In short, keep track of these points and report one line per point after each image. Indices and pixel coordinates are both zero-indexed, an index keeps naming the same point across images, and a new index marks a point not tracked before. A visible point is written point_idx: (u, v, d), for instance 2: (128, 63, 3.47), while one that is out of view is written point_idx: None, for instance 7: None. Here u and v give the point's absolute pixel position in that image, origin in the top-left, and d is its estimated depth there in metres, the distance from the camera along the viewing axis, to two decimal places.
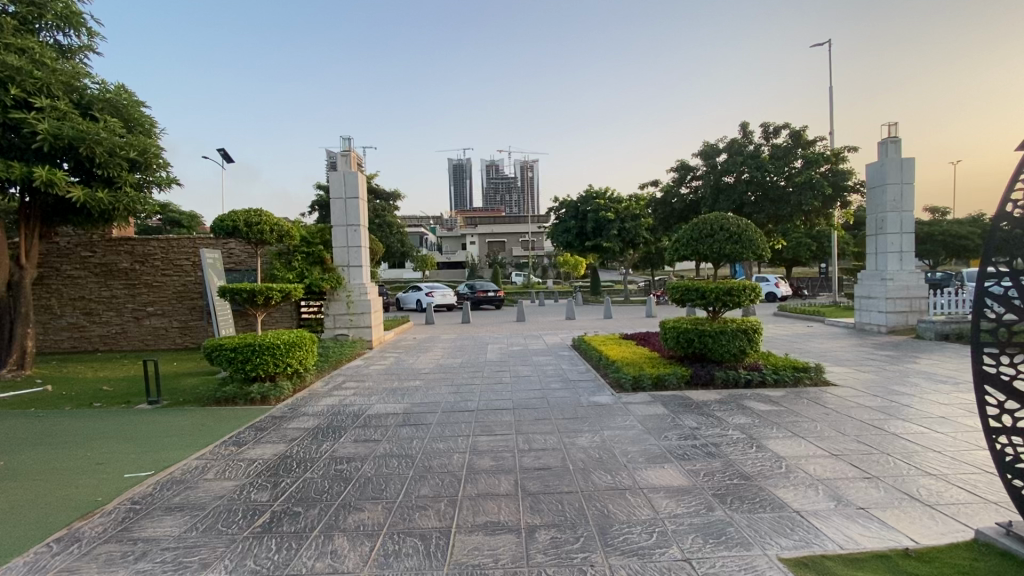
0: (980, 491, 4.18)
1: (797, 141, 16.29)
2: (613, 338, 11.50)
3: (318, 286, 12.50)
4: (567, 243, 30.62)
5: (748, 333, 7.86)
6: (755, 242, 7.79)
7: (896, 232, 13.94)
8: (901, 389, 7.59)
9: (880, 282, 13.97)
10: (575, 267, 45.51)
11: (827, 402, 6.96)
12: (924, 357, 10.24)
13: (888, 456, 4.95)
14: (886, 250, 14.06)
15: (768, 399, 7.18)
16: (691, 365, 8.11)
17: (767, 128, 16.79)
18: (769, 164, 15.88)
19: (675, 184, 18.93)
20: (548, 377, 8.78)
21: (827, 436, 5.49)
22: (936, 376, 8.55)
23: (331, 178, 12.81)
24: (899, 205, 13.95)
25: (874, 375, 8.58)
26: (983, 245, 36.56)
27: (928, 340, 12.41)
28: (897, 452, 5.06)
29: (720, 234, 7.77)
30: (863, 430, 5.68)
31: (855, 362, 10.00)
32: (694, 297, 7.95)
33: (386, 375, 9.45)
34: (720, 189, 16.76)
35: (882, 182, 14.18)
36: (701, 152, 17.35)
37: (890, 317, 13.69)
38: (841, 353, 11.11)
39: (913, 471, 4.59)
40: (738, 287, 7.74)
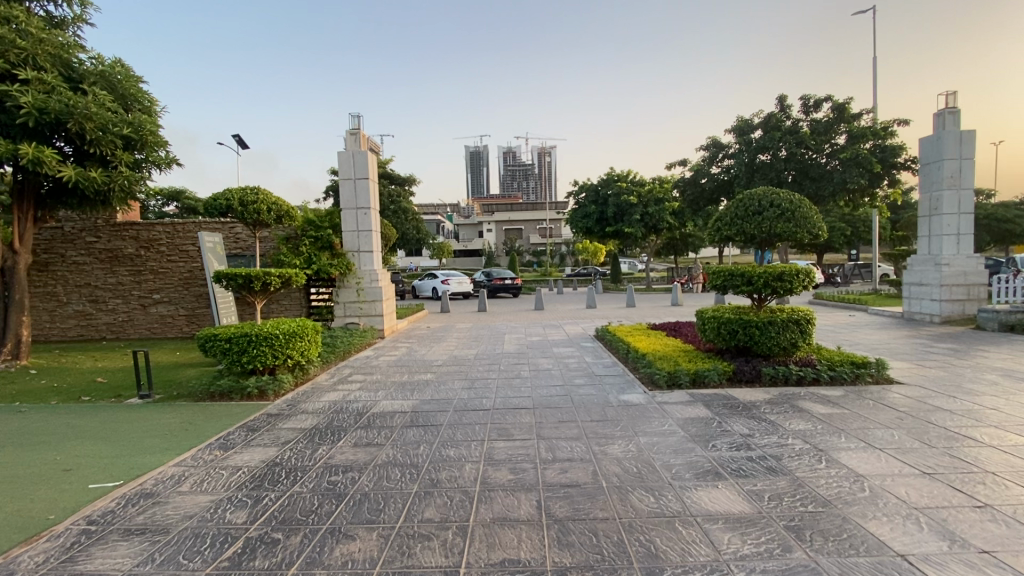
0: None
1: (841, 115, 15.00)
2: (640, 328, 10.61)
3: (326, 272, 11.86)
4: (587, 229, 29.62)
5: (800, 324, 6.93)
6: (811, 221, 6.83)
7: (954, 212, 12.68)
8: (980, 388, 6.59)
9: (934, 268, 12.77)
10: (595, 255, 44.48)
11: (897, 404, 6.01)
12: (994, 351, 9.13)
13: (996, 475, 4.03)
14: (942, 233, 12.83)
15: (825, 400, 6.27)
16: (733, 359, 7.23)
17: (807, 101, 15.51)
18: (810, 139, 14.75)
19: (705, 163, 17.85)
20: (571, 372, 8.00)
21: (910, 448, 4.58)
22: (1016, 372, 7.50)
23: (341, 158, 12.12)
24: (957, 182, 12.67)
25: (943, 372, 7.56)
26: None
27: (990, 331, 11.23)
28: (1006, 471, 4.14)
29: (770, 211, 6.80)
30: (951, 441, 4.75)
31: (915, 356, 8.95)
32: (738, 283, 7.01)
33: (395, 368, 8.77)
34: (754, 168, 15.64)
35: (939, 158, 12.87)
36: (734, 129, 16.18)
37: (945, 306, 12.51)
38: (895, 345, 10.04)
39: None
40: (790, 271, 6.78)
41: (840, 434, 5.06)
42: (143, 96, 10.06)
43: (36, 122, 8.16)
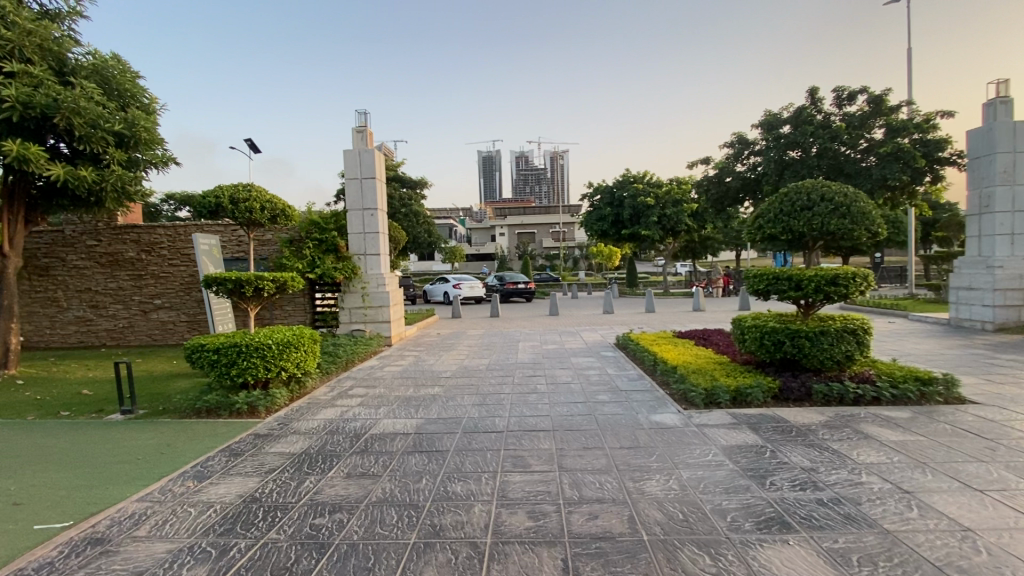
0: None
1: (878, 107, 14.15)
2: (666, 336, 9.80)
3: (330, 276, 11.24)
4: (602, 231, 28.79)
5: (856, 333, 6.09)
6: (869, 217, 6.05)
7: (1007, 210, 11.67)
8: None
9: (986, 271, 11.74)
10: (609, 258, 43.57)
11: (978, 430, 5.15)
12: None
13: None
14: (994, 232, 11.81)
15: (890, 423, 5.43)
16: (778, 374, 6.40)
17: (841, 93, 14.60)
18: (845, 134, 13.95)
19: (730, 160, 17.00)
20: (593, 386, 7.23)
21: (1017, 493, 3.74)
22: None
23: (347, 157, 11.55)
24: (1011, 177, 11.66)
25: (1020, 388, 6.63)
26: None
27: None
28: None
29: (822, 206, 6.01)
30: None
31: (980, 368, 7.98)
32: (785, 288, 6.18)
33: (401, 380, 8.10)
34: (785, 165, 14.82)
35: (989, 151, 11.88)
36: (762, 123, 15.51)
37: (999, 312, 11.47)
38: (951, 356, 9.08)
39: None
40: (845, 274, 5.95)
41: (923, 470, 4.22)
42: (139, 91, 9.54)
43: (21, 116, 7.62)
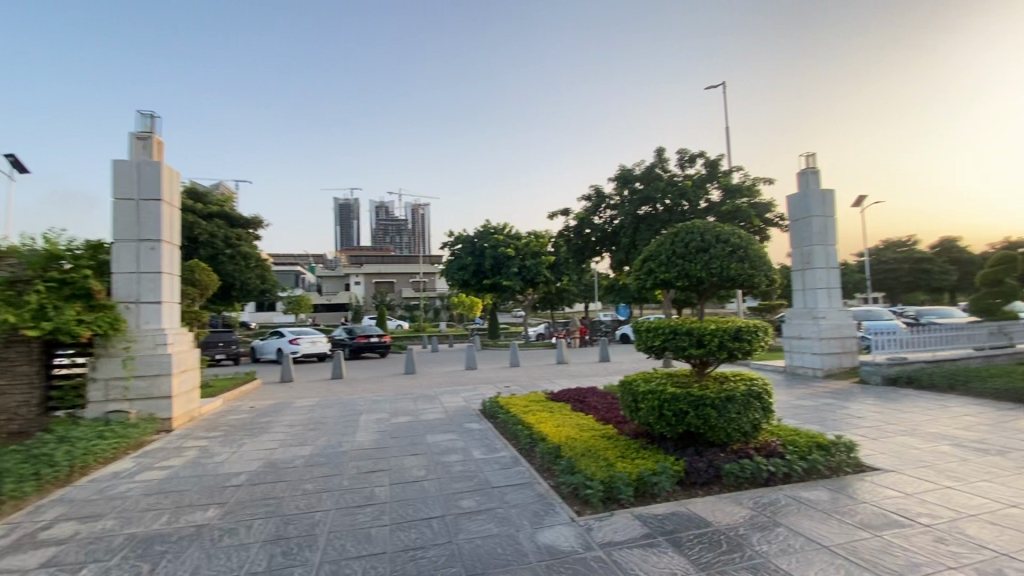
0: None
1: (714, 171, 15.45)
2: (539, 401, 8.34)
3: (71, 334, 7.65)
4: (463, 281, 27.53)
5: (761, 396, 5.18)
6: (765, 261, 5.37)
7: (824, 266, 12.73)
8: (972, 453, 5.25)
9: (813, 321, 12.58)
10: (471, 309, 42.52)
11: (901, 491, 4.35)
12: (914, 396, 8.39)
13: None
14: (815, 286, 12.74)
15: (817, 502, 4.38)
16: (680, 453, 5.19)
17: (683, 155, 15.61)
18: (689, 192, 14.84)
19: (588, 212, 17.05)
20: (454, 483, 5.28)
21: None
22: (975, 423, 6.48)
23: (117, 169, 8.39)
24: (824, 238, 12.86)
25: (902, 430, 6.28)
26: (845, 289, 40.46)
27: (875, 381, 9.96)
28: None
29: (718, 247, 5.20)
30: None
31: (850, 409, 7.79)
32: (686, 343, 5.11)
33: (157, 497, 5.19)
34: (639, 219, 15.37)
35: (806, 215, 13.06)
36: (618, 177, 16.03)
37: (825, 359, 12.28)
38: (813, 399, 9.01)
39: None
40: (748, 326, 5.09)
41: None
42: None
43: None
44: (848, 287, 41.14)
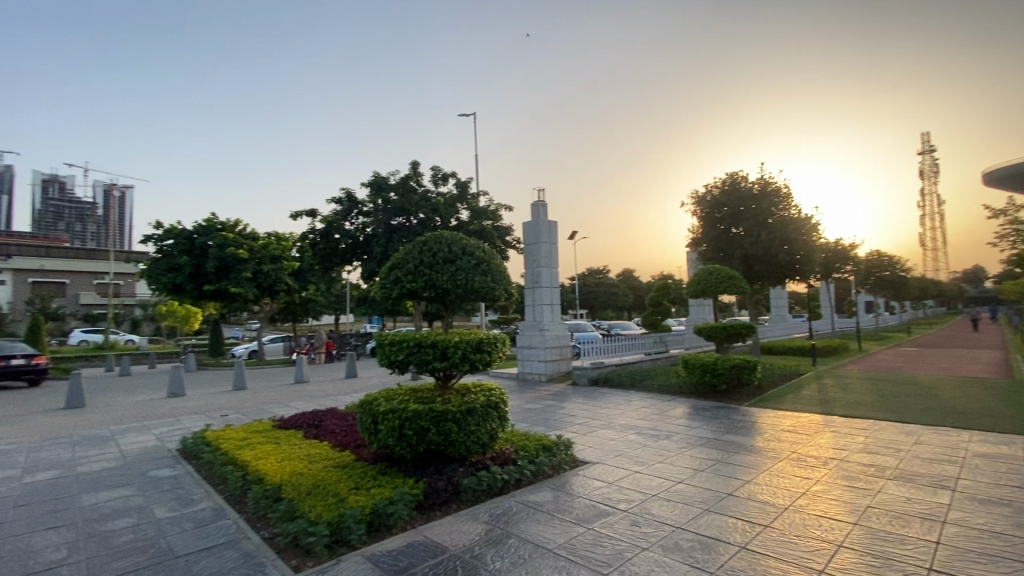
0: None
1: (464, 192, 16.38)
2: (262, 430, 6.99)
3: None
4: (173, 285, 22.20)
5: (498, 406, 5.28)
6: (505, 277, 5.56)
7: (549, 286, 13.35)
8: (648, 439, 6.50)
9: (540, 332, 13.12)
10: (186, 319, 34.83)
11: (605, 479, 4.98)
12: (610, 395, 10.22)
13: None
14: (541, 302, 13.24)
15: (542, 502, 4.60)
16: (419, 473, 4.90)
17: (436, 173, 16.06)
18: (442, 209, 15.36)
19: (338, 217, 15.89)
20: (112, 563, 3.76)
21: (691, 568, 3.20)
22: (648, 414, 8.17)
23: None
24: (550, 262, 13.43)
25: (604, 425, 7.43)
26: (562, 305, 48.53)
27: (583, 383, 11.84)
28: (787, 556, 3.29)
29: (464, 259, 5.17)
30: (704, 527, 3.75)
31: (566, 409, 8.94)
32: (429, 357, 4.89)
33: None
34: (392, 231, 15.18)
35: (536, 240, 13.47)
36: (371, 184, 15.66)
37: (548, 365, 13.03)
38: (540, 402, 10.07)
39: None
40: (489, 338, 5.16)
41: (625, 569, 3.28)
42: None
43: None
44: (564, 305, 49.51)
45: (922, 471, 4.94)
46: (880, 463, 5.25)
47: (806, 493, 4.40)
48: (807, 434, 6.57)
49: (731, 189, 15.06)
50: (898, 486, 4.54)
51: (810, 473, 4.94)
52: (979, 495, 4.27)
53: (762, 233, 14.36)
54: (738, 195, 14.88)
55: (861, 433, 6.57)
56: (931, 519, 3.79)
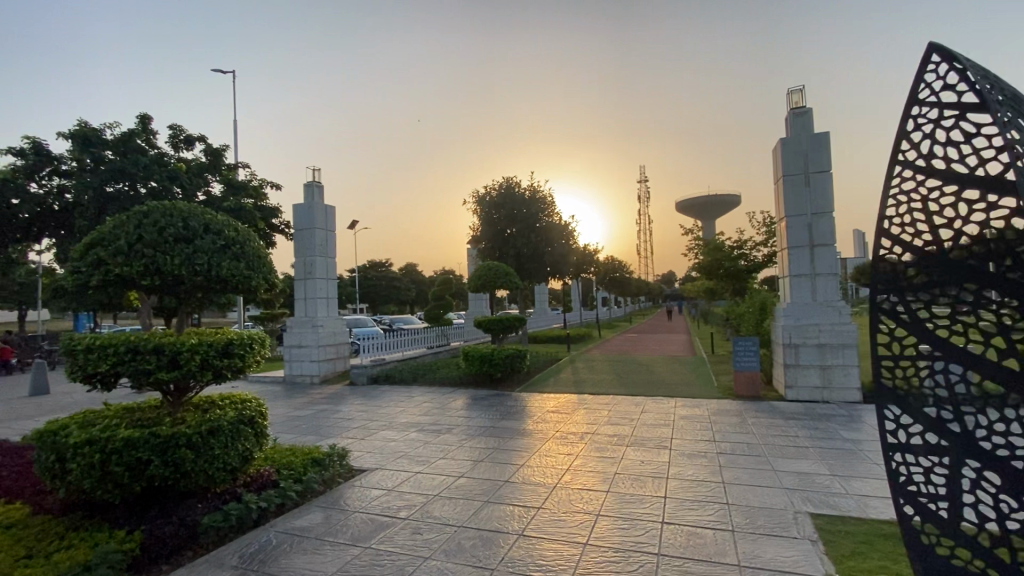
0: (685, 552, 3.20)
1: (215, 161, 13.89)
2: None
3: None
4: None
5: (253, 422, 4.10)
6: (265, 263, 4.48)
7: (323, 277, 12.14)
8: (429, 435, 6.33)
9: (312, 329, 11.76)
10: None
11: (384, 485, 4.54)
12: (390, 393, 9.76)
13: (596, 552, 3.19)
14: (315, 296, 11.93)
15: (313, 524, 3.82)
16: (137, 521, 3.66)
17: (176, 133, 13.07)
18: (183, 179, 12.78)
19: (18, 174, 11.97)
20: None
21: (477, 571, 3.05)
22: (429, 409, 8.05)
23: None
24: (325, 250, 12.24)
25: (382, 426, 6.98)
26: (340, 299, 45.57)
27: (362, 382, 11.06)
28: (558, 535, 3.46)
29: (207, 239, 4.04)
30: (485, 522, 3.70)
31: (341, 412, 8.16)
32: (150, 366, 3.62)
33: None
34: (108, 199, 11.93)
35: (309, 226, 12.03)
36: (73, 136, 11.99)
37: (322, 365, 11.75)
38: (310, 407, 8.95)
39: (649, 568, 3.01)
40: (240, 338, 3.98)
41: None
42: None
43: None
44: (342, 299, 46.60)
45: (650, 436, 5.96)
46: (621, 432, 6.16)
47: (569, 469, 4.81)
48: (566, 413, 7.34)
49: (506, 191, 16.17)
50: (635, 450, 5.36)
51: (571, 449, 5.46)
52: (686, 450, 5.34)
53: (532, 234, 15.81)
54: (512, 197, 16.05)
55: (606, 407, 7.68)
56: (660, 477, 4.54)
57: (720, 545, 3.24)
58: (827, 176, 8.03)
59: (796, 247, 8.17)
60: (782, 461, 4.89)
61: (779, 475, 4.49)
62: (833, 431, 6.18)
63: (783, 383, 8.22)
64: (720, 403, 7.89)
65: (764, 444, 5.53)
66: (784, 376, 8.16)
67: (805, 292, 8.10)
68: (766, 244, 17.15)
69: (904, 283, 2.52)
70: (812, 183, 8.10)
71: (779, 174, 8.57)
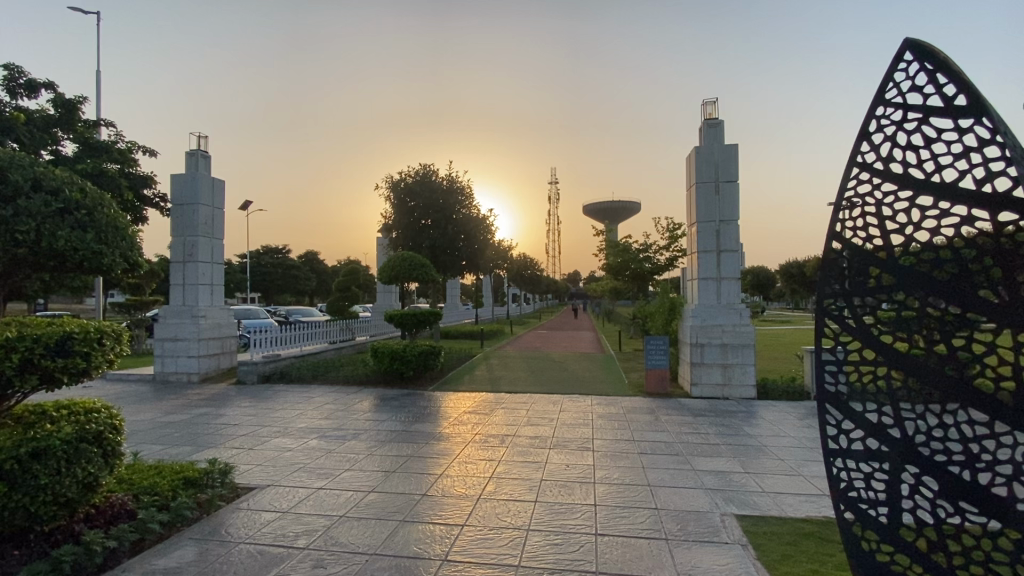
0: (626, 567, 2.98)
1: (68, 115, 11.56)
2: None
3: None
4: None
5: (100, 440, 3.15)
6: (125, 236, 3.55)
7: (207, 261, 10.62)
8: (331, 442, 5.64)
9: (192, 320, 10.23)
10: None
11: (278, 507, 3.85)
12: (286, 393, 8.73)
13: (528, 574, 2.88)
14: (195, 282, 10.38)
15: (180, 564, 3.04)
16: None
17: (13, 75, 10.67)
18: (22, 132, 10.51)
19: None
20: None
21: None
22: (331, 411, 7.27)
23: None
24: (211, 230, 10.71)
25: (276, 432, 6.12)
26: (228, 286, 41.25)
27: (251, 381, 9.83)
28: (487, 558, 3.08)
29: (36, 199, 3.11)
30: (403, 546, 3.22)
31: (225, 416, 7.08)
32: None
33: None
34: None
35: (191, 200, 10.45)
36: None
37: (203, 362, 10.26)
38: (186, 410, 7.68)
39: None
40: (85, 331, 3.08)
41: None
42: None
43: None
44: (230, 286, 42.21)
45: (570, 437, 5.81)
46: (541, 433, 5.94)
47: (490, 477, 4.45)
48: (484, 414, 7.01)
49: (424, 179, 15.46)
50: (558, 453, 5.15)
51: (492, 454, 5.12)
52: (608, 451, 5.24)
53: (449, 226, 15.28)
54: (429, 186, 15.38)
55: (524, 406, 7.46)
56: (586, 482, 4.36)
57: (655, 556, 3.09)
58: (734, 186, 8.49)
59: (705, 251, 8.55)
60: (699, 460, 4.95)
61: (700, 475, 4.52)
62: (737, 427, 6.49)
63: (688, 380, 8.59)
64: (634, 400, 8.04)
65: (680, 442, 5.62)
66: (690, 373, 8.53)
67: (710, 295, 8.51)
68: (669, 248, 18.20)
69: (846, 284, 2.50)
70: (721, 192, 8.52)
71: (692, 181, 8.92)
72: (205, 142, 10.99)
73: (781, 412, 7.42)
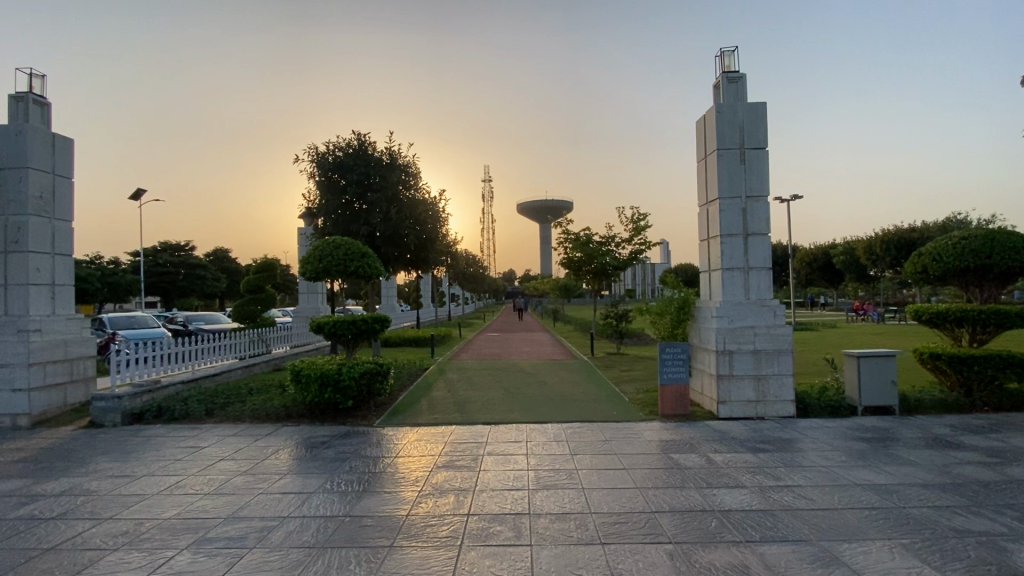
0: None
1: None
2: None
3: None
4: None
5: None
6: None
7: (43, 251, 7.43)
8: (217, 560, 3.15)
9: (17, 338, 7.03)
10: None
11: None
12: (160, 444, 5.93)
13: None
14: (24, 282, 7.18)
15: None
16: None
17: None
18: None
19: None
20: None
21: None
22: (227, 477, 4.69)
23: None
24: (48, 207, 7.51)
25: (118, 540, 3.50)
26: (115, 288, 35.10)
27: (110, 425, 6.81)
28: None
29: None
30: None
31: (40, 501, 4.28)
32: None
33: None
34: None
35: (16, 164, 7.23)
36: None
37: (36, 398, 7.07)
38: None
39: None
40: None
41: None
42: None
43: None
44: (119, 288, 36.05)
45: (616, 510, 3.73)
46: (572, 507, 3.79)
47: None
48: (465, 467, 4.77)
49: (358, 153, 12.76)
50: (624, 558, 3.05)
51: (515, 572, 2.91)
52: (697, 545, 3.21)
53: (390, 210, 12.76)
54: (365, 162, 12.73)
55: (519, 450, 5.29)
56: None
57: None
58: (763, 154, 6.84)
59: (729, 235, 6.83)
60: (850, 556, 3.06)
61: None
62: (817, 467, 4.75)
63: (712, 398, 6.84)
64: (655, 429, 6.14)
65: (782, 509, 3.73)
66: (714, 389, 6.77)
67: (737, 289, 6.82)
68: (633, 240, 16.72)
69: None
70: (747, 160, 6.84)
71: (708, 148, 7.20)
72: (44, 86, 7.79)
73: (842, 437, 5.81)
